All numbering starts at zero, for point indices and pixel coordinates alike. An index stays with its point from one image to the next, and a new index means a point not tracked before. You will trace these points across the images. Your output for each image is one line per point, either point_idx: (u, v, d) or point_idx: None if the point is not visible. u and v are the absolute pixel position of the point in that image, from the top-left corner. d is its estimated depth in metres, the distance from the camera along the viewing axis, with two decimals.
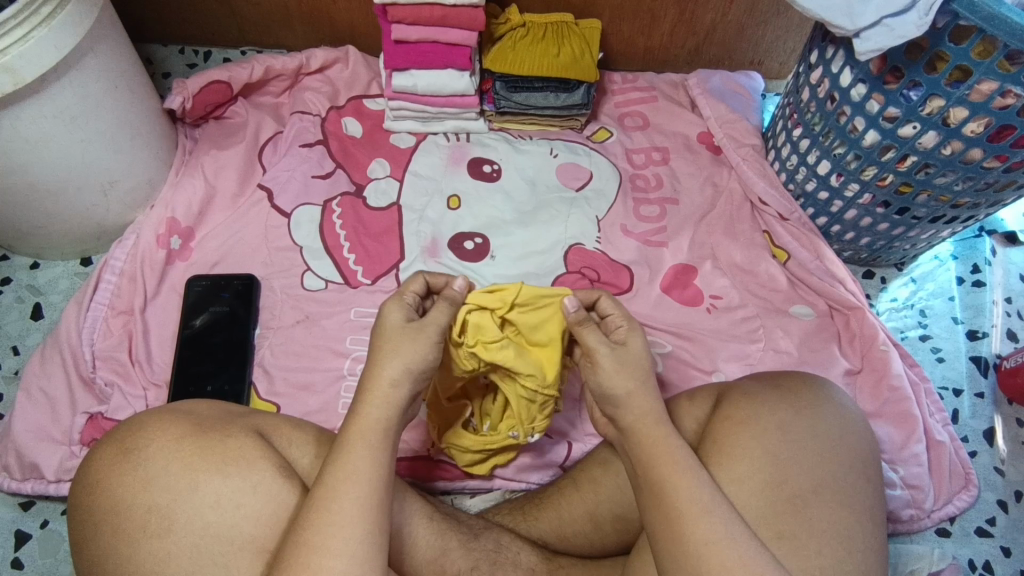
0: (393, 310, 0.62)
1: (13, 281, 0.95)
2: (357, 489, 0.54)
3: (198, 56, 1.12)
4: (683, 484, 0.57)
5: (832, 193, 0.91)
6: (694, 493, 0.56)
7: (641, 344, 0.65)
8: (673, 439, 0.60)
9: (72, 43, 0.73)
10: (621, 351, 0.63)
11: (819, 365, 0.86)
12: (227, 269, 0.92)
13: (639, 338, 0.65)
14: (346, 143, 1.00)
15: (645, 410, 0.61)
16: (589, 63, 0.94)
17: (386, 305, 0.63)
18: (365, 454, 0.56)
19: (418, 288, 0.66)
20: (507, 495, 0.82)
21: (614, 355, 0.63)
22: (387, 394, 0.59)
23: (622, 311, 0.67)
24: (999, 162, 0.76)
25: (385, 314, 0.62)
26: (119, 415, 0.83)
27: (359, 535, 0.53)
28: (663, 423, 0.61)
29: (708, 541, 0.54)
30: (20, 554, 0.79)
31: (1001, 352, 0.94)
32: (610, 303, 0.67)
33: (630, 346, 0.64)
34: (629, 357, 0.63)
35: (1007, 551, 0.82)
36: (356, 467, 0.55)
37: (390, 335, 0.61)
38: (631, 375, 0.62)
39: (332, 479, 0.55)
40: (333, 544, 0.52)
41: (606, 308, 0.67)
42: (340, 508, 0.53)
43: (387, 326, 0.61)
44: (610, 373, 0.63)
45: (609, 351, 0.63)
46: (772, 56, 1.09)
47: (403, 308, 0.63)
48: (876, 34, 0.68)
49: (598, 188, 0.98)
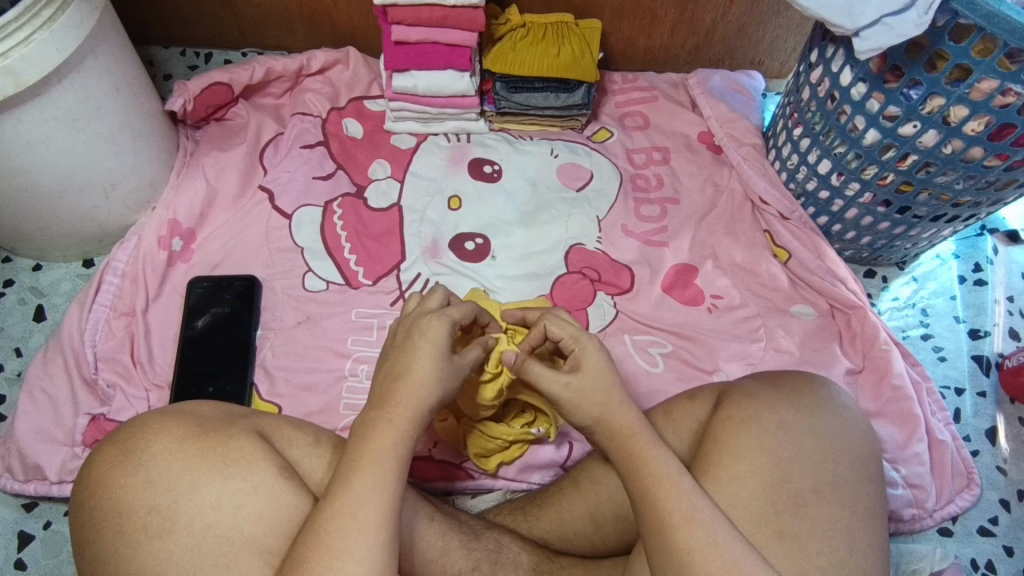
0: (438, 329, 0.61)
1: (16, 283, 0.95)
2: (379, 496, 0.54)
3: (199, 58, 1.12)
4: (666, 493, 0.56)
5: (833, 193, 0.91)
6: (676, 501, 0.56)
7: (598, 362, 0.63)
8: (658, 447, 0.59)
9: (73, 45, 0.73)
10: (579, 380, 0.62)
11: (820, 365, 0.86)
12: (229, 270, 0.92)
13: (595, 357, 0.63)
14: (347, 144, 1.00)
15: (619, 427, 0.61)
16: (589, 62, 0.94)
17: (432, 320, 0.62)
18: (393, 461, 0.56)
19: (463, 315, 0.64)
20: (508, 495, 0.82)
21: (570, 389, 0.62)
22: (413, 406, 0.58)
23: (570, 329, 0.65)
24: (999, 161, 0.76)
25: (429, 324, 0.61)
26: (122, 416, 0.83)
27: (379, 540, 0.53)
28: (642, 431, 0.60)
29: (692, 549, 0.54)
30: (23, 554, 0.79)
31: (1004, 351, 0.94)
32: (558, 325, 0.65)
33: (586, 369, 0.63)
34: (587, 382, 0.62)
35: (1010, 550, 0.82)
36: (387, 474, 0.55)
37: (424, 349, 0.60)
38: (596, 401, 0.61)
39: (354, 483, 0.54)
40: (352, 549, 0.52)
41: (555, 333, 0.66)
42: (362, 514, 0.53)
43: (434, 336, 0.61)
44: (574, 403, 0.62)
45: (564, 385, 0.62)
46: (773, 56, 1.09)
47: (451, 327, 0.62)
48: (876, 32, 0.68)
49: (599, 188, 0.98)
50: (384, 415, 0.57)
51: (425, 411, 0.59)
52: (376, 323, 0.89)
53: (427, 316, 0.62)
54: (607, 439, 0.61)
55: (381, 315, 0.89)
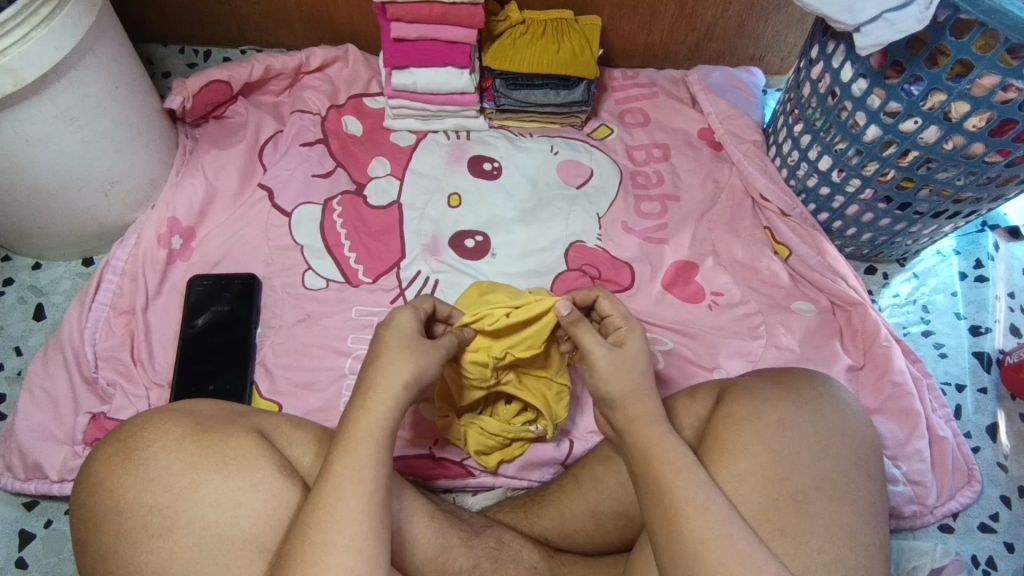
0: (404, 317, 0.62)
1: (16, 282, 0.95)
2: (362, 488, 0.54)
3: (198, 56, 1.12)
4: (682, 481, 0.56)
5: (833, 189, 0.91)
6: (691, 491, 0.56)
7: (639, 346, 0.64)
8: (671, 438, 0.59)
9: (70, 44, 0.73)
10: (620, 353, 0.63)
11: (821, 362, 0.86)
12: (228, 269, 0.92)
13: (638, 339, 0.64)
14: (346, 141, 1.00)
15: (627, 421, 0.61)
16: (589, 59, 0.94)
17: (397, 312, 0.63)
18: (371, 450, 0.55)
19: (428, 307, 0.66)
20: (508, 493, 0.82)
21: (611, 356, 0.62)
22: (392, 394, 0.58)
23: (623, 311, 0.66)
24: (1001, 157, 0.75)
25: (395, 316, 0.62)
26: (122, 415, 0.83)
27: (370, 538, 0.53)
28: (657, 422, 0.60)
29: (704, 540, 0.54)
30: (24, 553, 0.79)
31: (1004, 348, 0.94)
32: (611, 301, 0.67)
33: (630, 347, 0.63)
34: (627, 358, 0.62)
35: (1010, 547, 0.82)
36: (371, 465, 0.55)
37: (390, 335, 0.61)
38: (629, 378, 0.62)
39: (341, 479, 0.54)
40: (337, 541, 0.52)
41: (606, 308, 0.67)
42: (346, 505, 0.53)
43: (400, 325, 0.61)
44: (605, 375, 0.62)
45: (605, 350, 0.63)
46: (774, 52, 1.08)
47: (415, 318, 0.63)
48: (877, 28, 0.67)
49: (599, 185, 0.98)
50: (369, 409, 0.57)
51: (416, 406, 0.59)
52: (376, 321, 0.89)
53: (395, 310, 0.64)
54: (620, 426, 0.61)
55: (381, 313, 0.89)
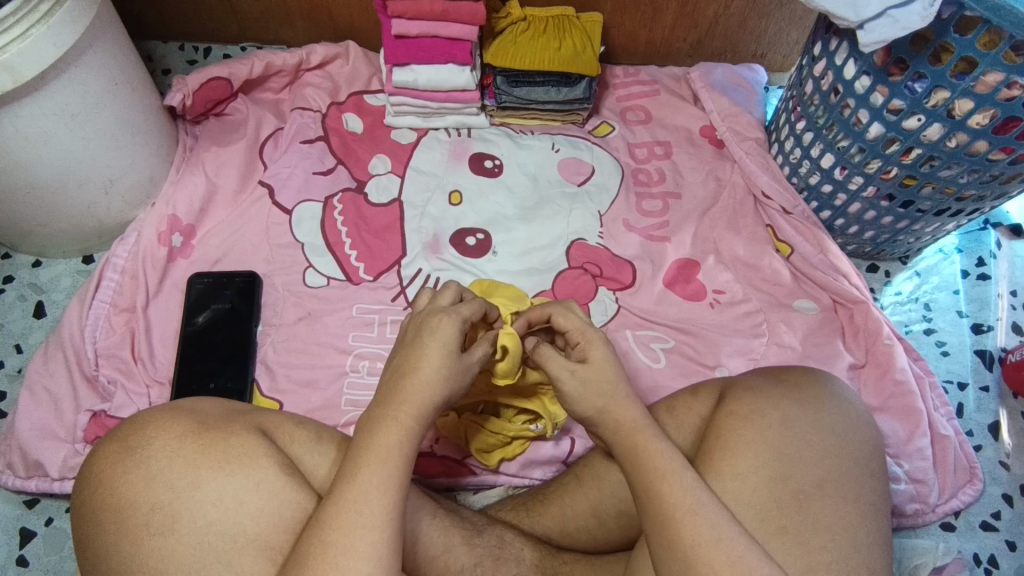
0: (446, 328, 0.61)
1: (16, 279, 0.95)
2: (384, 495, 0.54)
3: (198, 53, 1.12)
4: (670, 487, 0.56)
5: (837, 187, 0.90)
6: (680, 496, 0.55)
7: (604, 355, 0.63)
8: (661, 442, 0.59)
9: (70, 40, 0.72)
10: (586, 370, 0.62)
11: (823, 360, 0.86)
12: (229, 266, 0.92)
13: (601, 349, 0.63)
14: (347, 138, 0.99)
15: (622, 420, 0.61)
16: (590, 57, 0.94)
17: (441, 319, 0.61)
18: (381, 457, 0.55)
19: (474, 315, 0.64)
20: (509, 491, 0.82)
21: (577, 376, 0.62)
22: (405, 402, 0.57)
23: (577, 322, 0.65)
24: (1004, 154, 0.75)
25: (438, 325, 0.61)
26: (122, 413, 0.83)
27: (379, 538, 0.52)
28: (646, 426, 0.60)
29: (695, 544, 0.53)
30: (25, 551, 0.79)
31: (1007, 346, 0.93)
32: (564, 315, 0.66)
33: (594, 360, 0.63)
34: (594, 373, 0.62)
35: (1012, 545, 0.82)
36: (394, 472, 0.55)
37: (431, 348, 0.60)
38: (600, 393, 0.62)
39: (352, 480, 0.54)
40: (358, 546, 0.51)
41: (562, 324, 0.66)
42: (360, 510, 0.53)
43: (442, 336, 0.60)
44: (576, 392, 0.62)
45: (570, 372, 0.63)
46: (776, 49, 1.08)
47: (459, 330, 0.62)
48: (881, 25, 0.67)
49: (601, 183, 0.97)
50: (383, 414, 0.57)
51: (424, 408, 0.58)
52: (377, 319, 0.88)
53: (434, 316, 0.62)
54: (609, 438, 0.62)
55: (382, 310, 0.89)
